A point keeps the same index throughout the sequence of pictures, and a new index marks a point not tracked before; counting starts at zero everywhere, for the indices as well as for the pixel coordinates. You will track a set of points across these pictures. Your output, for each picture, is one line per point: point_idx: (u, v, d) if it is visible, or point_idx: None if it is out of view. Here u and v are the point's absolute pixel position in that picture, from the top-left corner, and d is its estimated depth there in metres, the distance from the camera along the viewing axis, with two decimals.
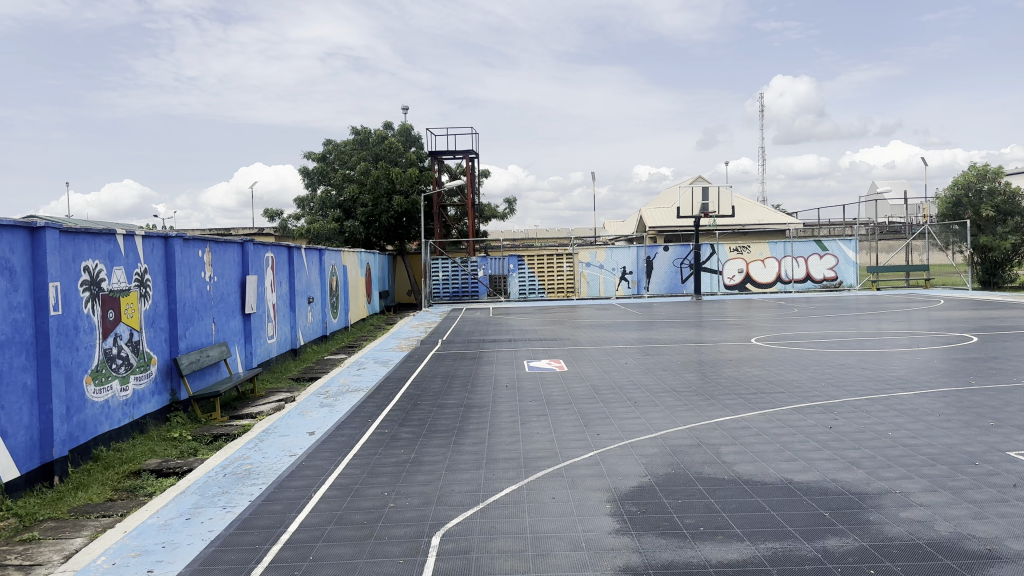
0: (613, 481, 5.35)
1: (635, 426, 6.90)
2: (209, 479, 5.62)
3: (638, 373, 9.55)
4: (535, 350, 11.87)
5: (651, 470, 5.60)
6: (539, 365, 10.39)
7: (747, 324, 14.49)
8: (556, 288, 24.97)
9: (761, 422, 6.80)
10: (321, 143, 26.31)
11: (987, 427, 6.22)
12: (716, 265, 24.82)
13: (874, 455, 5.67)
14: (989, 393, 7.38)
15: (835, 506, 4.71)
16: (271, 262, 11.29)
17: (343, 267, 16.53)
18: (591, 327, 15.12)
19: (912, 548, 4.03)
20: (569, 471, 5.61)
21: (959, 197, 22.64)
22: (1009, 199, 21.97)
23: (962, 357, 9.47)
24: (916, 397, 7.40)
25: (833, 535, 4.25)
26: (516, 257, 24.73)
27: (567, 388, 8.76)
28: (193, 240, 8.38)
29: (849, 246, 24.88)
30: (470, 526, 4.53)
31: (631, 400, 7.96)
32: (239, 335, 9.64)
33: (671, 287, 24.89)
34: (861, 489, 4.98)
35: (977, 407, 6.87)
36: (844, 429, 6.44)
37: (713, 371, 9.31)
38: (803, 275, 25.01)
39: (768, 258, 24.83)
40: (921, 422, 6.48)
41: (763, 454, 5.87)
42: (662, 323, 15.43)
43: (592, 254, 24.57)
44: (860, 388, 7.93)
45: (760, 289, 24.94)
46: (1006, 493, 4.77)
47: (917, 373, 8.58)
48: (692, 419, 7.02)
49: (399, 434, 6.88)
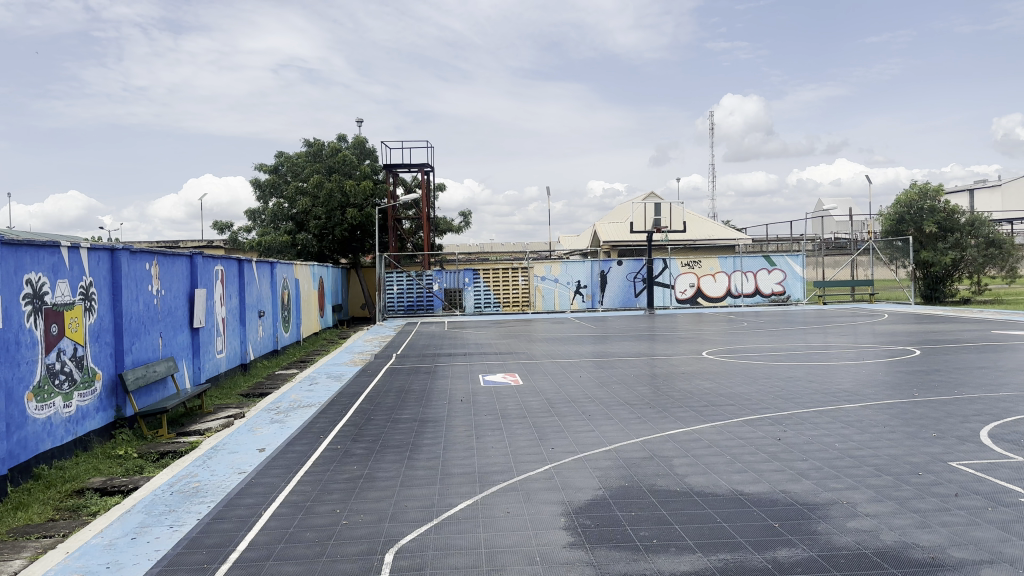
0: (568, 495, 5.36)
1: (589, 439, 6.93)
2: (155, 497, 5.46)
3: (593, 386, 9.60)
4: (489, 364, 11.86)
5: (605, 483, 5.63)
6: (494, 379, 10.37)
7: (699, 337, 14.72)
8: (511, 301, 25.00)
9: (712, 435, 6.89)
10: (273, 155, 26.00)
11: (930, 438, 6.42)
12: (668, 280, 25.18)
13: (822, 466, 5.81)
14: (931, 405, 7.62)
15: (784, 517, 4.80)
16: (221, 275, 11.06)
17: (295, 281, 16.30)
18: (546, 341, 15.18)
19: (859, 558, 4.12)
20: (523, 486, 5.60)
21: (902, 215, 23.46)
22: (949, 216, 22.85)
23: (905, 370, 9.77)
24: (862, 409, 7.60)
25: (783, 546, 4.33)
26: (471, 271, 24.67)
27: (522, 402, 8.76)
28: (140, 253, 8.18)
29: (796, 262, 25.48)
30: (424, 543, 4.48)
31: (584, 414, 8.00)
32: (186, 349, 9.40)
33: (624, 301, 25.14)
34: (809, 500, 5.09)
35: (920, 419, 7.09)
36: (793, 441, 6.58)
37: (666, 385, 9.42)
38: (752, 289, 25.51)
39: (718, 273, 25.28)
40: (866, 434, 6.66)
41: (714, 466, 5.95)
42: (616, 337, 15.57)
43: (547, 268, 24.72)
44: (808, 400, 8.11)
45: (711, 303, 25.36)
46: (948, 502, 4.92)
47: (862, 386, 8.82)
48: (645, 432, 7.09)
49: (352, 450, 6.79)
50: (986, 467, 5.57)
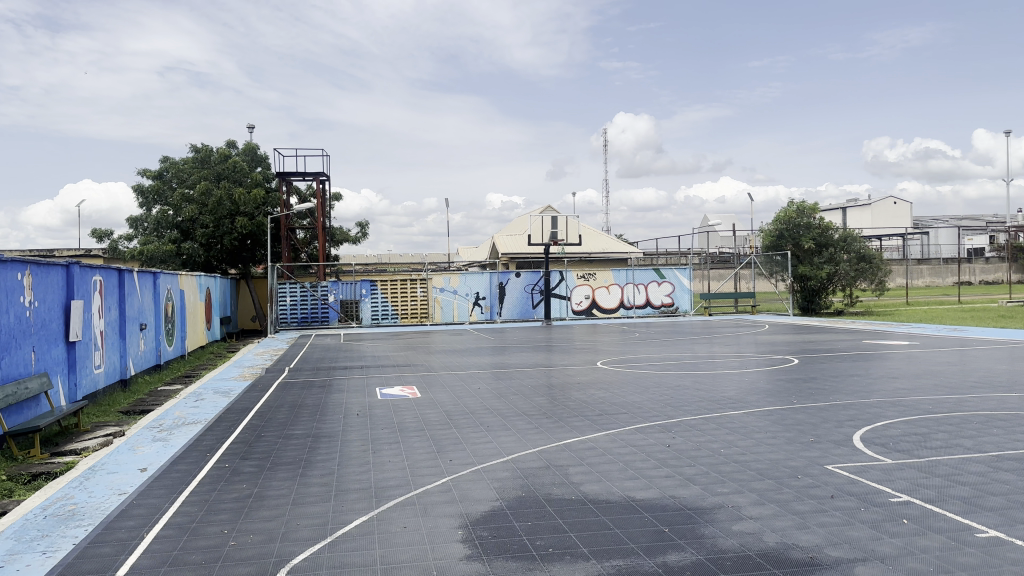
0: (465, 507, 5.35)
1: (487, 450, 6.96)
2: (24, 523, 5.06)
3: (491, 397, 9.64)
4: (386, 377, 11.70)
5: (502, 493, 5.65)
6: (392, 392, 10.23)
7: (593, 348, 15.07)
8: (409, 312, 24.79)
9: (607, 443, 7.06)
10: (158, 161, 24.86)
11: (807, 442, 6.81)
12: (564, 291, 25.67)
13: (709, 471, 6.05)
14: (808, 410, 8.09)
15: (674, 522, 4.97)
16: (99, 286, 10.44)
17: (181, 292, 15.56)
18: (443, 353, 15.13)
19: (744, 560, 4.32)
20: (421, 500, 5.55)
21: (782, 231, 24.77)
22: (824, 232, 24.35)
23: (784, 378, 10.34)
24: (746, 416, 7.98)
25: (673, 550, 4.49)
26: (368, 282, 24.24)
27: (420, 414, 8.70)
28: (9, 261, 7.60)
29: (684, 274, 26.47)
30: (318, 561, 4.36)
31: (482, 425, 8.01)
32: (60, 364, 8.79)
33: (522, 313, 25.37)
34: (697, 504, 5.30)
35: (799, 424, 7.51)
36: (682, 447, 6.83)
37: (562, 395, 9.57)
38: (643, 301, 26.32)
39: (612, 285, 25.95)
40: (750, 439, 6.99)
41: (608, 474, 6.10)
42: (513, 348, 15.72)
43: (445, 279, 24.63)
44: (696, 408, 8.44)
45: (605, 315, 26.00)
46: (824, 504, 5.23)
47: (746, 393, 9.26)
48: (542, 442, 7.18)
49: (243, 467, 6.54)
50: (858, 469, 5.96)
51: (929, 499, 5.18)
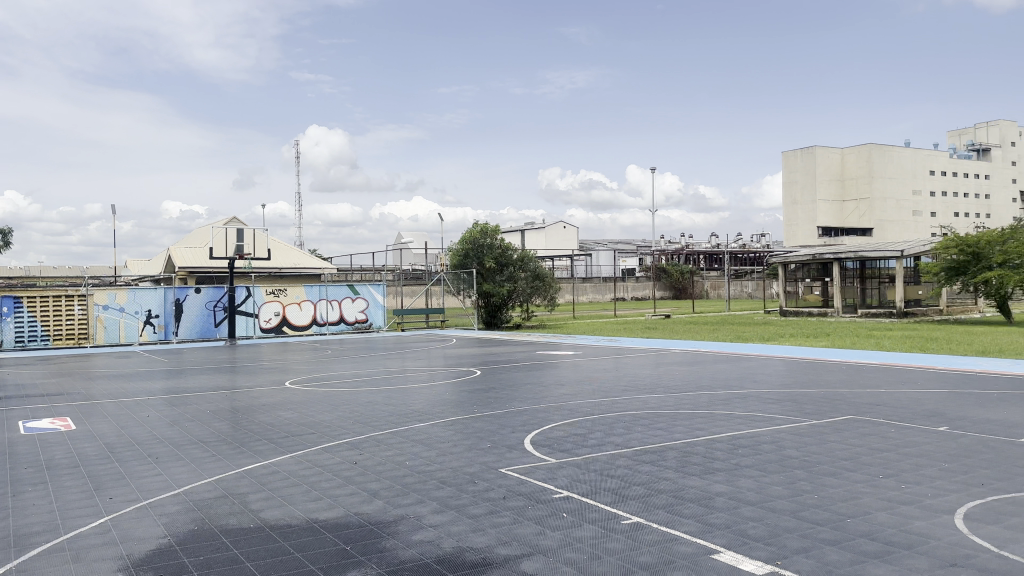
0: (125, 549, 4.78)
1: (156, 483, 6.31)
2: None
3: (163, 425, 8.78)
4: (32, 408, 10.07)
5: (171, 528, 5.16)
6: (38, 426, 8.80)
7: (282, 367, 14.53)
8: (63, 334, 21.60)
9: (291, 466, 6.81)
10: None
11: (486, 449, 7.25)
12: (252, 308, 24.40)
13: (394, 485, 6.14)
14: (487, 419, 8.62)
15: (356, 538, 4.95)
16: None
17: None
18: (107, 378, 13.47)
19: (422, 568, 4.44)
20: (70, 546, 4.83)
21: (467, 250, 26.10)
22: (504, 252, 26.20)
23: (468, 389, 10.92)
24: (431, 427, 8.26)
25: (354, 568, 4.46)
26: (8, 300, 20.53)
27: (74, 449, 7.61)
28: None
29: (377, 290, 26.70)
30: None
31: (150, 457, 7.25)
32: None
33: (203, 332, 23.58)
34: (381, 519, 5.34)
35: (479, 432, 7.96)
36: (369, 463, 6.84)
37: (245, 418, 9.05)
38: (337, 317, 26.03)
39: (305, 301, 25.24)
40: (434, 450, 7.24)
41: (291, 497, 5.88)
42: (192, 370, 14.52)
43: (110, 296, 21.92)
44: (384, 423, 8.54)
45: (296, 332, 25.22)
46: (497, 505, 5.59)
47: (432, 406, 9.60)
48: (220, 469, 6.71)
49: None
50: (527, 470, 6.48)
51: (585, 492, 5.81)
